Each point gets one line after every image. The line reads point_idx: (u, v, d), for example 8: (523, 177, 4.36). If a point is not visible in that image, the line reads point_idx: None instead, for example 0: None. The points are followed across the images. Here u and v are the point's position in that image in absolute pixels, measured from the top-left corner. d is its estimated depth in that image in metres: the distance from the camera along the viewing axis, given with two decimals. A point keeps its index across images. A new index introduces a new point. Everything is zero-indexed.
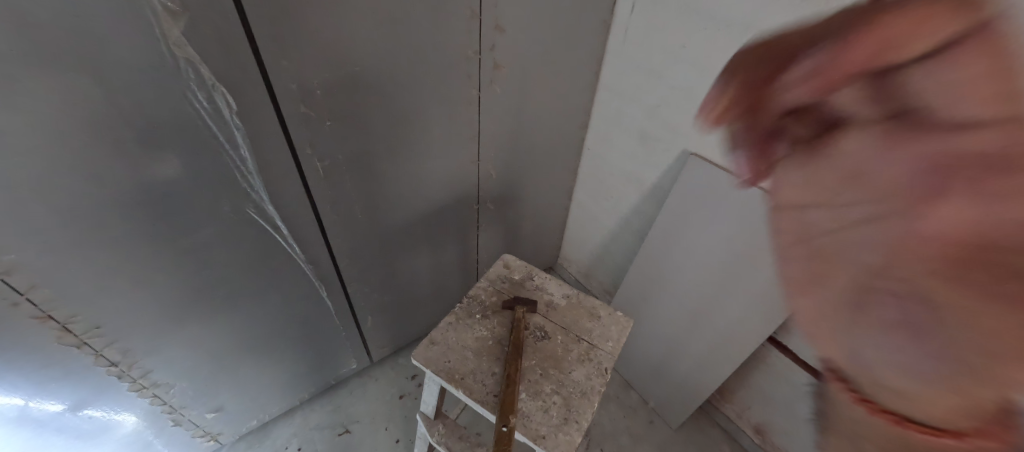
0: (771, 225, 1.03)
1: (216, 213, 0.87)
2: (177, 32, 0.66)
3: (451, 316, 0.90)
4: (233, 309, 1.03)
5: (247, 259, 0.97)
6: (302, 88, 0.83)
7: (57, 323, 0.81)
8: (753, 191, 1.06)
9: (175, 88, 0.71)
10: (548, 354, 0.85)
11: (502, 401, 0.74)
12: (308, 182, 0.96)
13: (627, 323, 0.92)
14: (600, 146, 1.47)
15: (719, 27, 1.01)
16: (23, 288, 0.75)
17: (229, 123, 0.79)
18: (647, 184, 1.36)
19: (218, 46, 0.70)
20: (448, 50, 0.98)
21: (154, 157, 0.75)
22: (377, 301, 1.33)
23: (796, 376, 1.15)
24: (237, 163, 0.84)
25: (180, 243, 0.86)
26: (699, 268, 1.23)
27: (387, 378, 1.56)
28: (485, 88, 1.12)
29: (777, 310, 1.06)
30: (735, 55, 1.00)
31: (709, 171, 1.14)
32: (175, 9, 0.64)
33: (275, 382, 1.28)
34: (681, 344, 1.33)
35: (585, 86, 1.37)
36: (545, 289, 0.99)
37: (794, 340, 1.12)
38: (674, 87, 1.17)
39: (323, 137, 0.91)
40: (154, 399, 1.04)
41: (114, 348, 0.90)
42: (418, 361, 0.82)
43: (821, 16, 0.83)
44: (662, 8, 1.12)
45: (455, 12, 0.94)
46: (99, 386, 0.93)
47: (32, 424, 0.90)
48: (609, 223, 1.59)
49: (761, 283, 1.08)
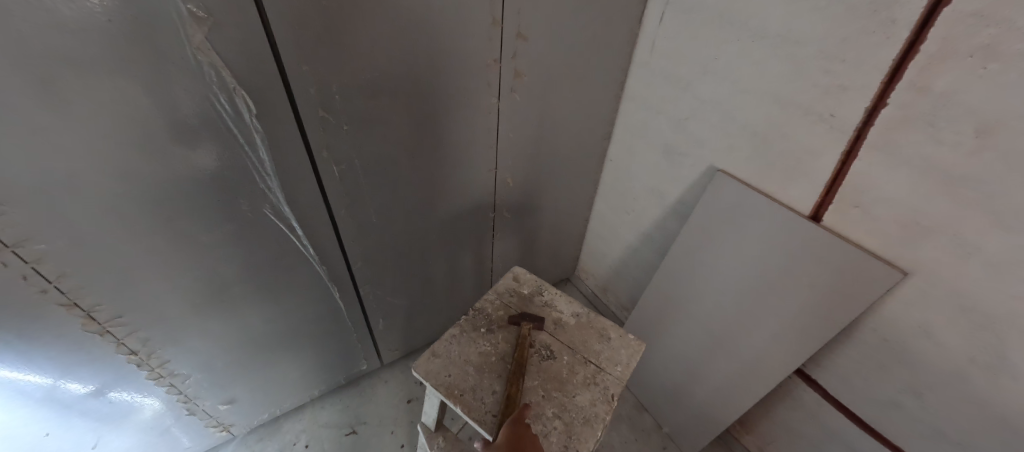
0: (803, 249, 0.97)
1: (235, 212, 0.89)
2: (201, 36, 0.68)
3: (456, 328, 0.89)
4: (248, 307, 1.05)
5: (263, 259, 0.99)
6: (321, 93, 0.84)
7: (83, 311, 0.84)
8: (785, 213, 1.00)
9: (200, 91, 0.73)
10: (551, 378, 0.82)
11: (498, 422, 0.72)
12: (325, 186, 0.97)
13: (639, 347, 0.88)
14: (623, 158, 1.44)
15: (752, 40, 0.97)
16: (52, 277, 0.78)
17: (250, 126, 0.80)
18: (669, 199, 1.32)
19: (245, 51, 0.73)
20: (473, 58, 0.98)
21: (177, 155, 0.77)
22: (389, 304, 1.33)
23: (826, 413, 1.07)
24: (257, 165, 0.85)
25: (199, 240, 0.88)
26: (720, 290, 1.17)
27: (397, 382, 1.56)
28: (506, 96, 1.10)
29: (807, 343, 0.99)
30: (769, 69, 0.95)
31: (737, 189, 1.09)
32: (202, 14, 0.67)
33: (288, 378, 1.30)
34: (700, 369, 1.26)
35: (609, 96, 1.33)
36: (556, 307, 0.96)
37: (825, 374, 1.04)
38: (703, 101, 1.12)
39: (342, 142, 0.92)
40: (170, 388, 1.07)
41: (134, 337, 0.93)
42: (418, 373, 0.81)
43: (867, 31, 0.78)
44: (693, 19, 1.08)
45: (477, 19, 0.93)
46: (120, 374, 0.97)
47: (57, 405, 0.94)
48: (629, 238, 1.54)
49: (788, 311, 1.02)
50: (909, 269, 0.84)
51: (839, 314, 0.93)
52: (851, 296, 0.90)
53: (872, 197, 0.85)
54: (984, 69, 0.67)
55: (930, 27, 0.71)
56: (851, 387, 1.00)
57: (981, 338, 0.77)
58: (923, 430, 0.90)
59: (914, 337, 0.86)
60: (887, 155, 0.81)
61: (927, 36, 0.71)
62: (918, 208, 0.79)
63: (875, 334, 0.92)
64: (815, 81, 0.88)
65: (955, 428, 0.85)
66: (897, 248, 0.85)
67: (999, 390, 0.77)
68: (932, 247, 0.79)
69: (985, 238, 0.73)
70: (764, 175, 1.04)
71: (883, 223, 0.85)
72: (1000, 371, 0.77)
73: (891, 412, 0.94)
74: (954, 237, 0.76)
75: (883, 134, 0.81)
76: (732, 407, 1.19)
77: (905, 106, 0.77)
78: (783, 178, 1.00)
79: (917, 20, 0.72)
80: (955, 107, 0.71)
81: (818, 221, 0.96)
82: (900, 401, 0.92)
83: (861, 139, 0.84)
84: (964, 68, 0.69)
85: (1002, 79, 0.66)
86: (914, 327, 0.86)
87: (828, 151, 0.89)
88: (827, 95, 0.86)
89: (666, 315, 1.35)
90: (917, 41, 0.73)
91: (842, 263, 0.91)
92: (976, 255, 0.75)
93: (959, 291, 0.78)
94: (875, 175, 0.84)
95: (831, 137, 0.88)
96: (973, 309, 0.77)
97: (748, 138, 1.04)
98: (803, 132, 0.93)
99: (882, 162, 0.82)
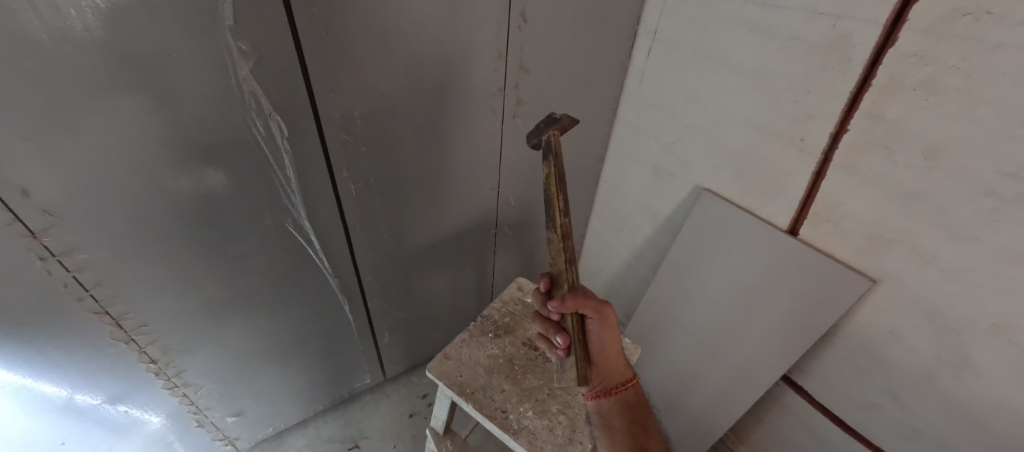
0: (784, 261, 1.06)
1: (259, 226, 0.95)
2: (245, 68, 0.77)
3: (465, 333, 0.98)
4: (265, 318, 1.10)
5: (282, 271, 1.05)
6: (344, 118, 0.92)
7: (111, 319, 0.89)
8: (765, 228, 1.09)
9: (239, 116, 0.81)
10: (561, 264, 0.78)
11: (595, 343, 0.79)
12: (343, 202, 1.04)
13: (636, 349, 1.03)
14: (616, 179, 1.53)
15: (730, 73, 1.08)
16: (89, 285, 0.83)
17: (281, 147, 0.88)
18: (660, 217, 1.41)
19: (279, 81, 0.81)
20: (479, 87, 1.08)
21: (214, 173, 0.84)
22: (395, 318, 1.38)
23: (813, 418, 1.13)
24: (284, 183, 0.93)
25: (226, 252, 0.94)
26: (710, 301, 1.24)
27: (399, 396, 1.59)
28: (508, 121, 1.20)
29: (791, 349, 1.06)
30: (746, 99, 1.06)
31: (722, 206, 1.18)
32: (247, 49, 0.75)
33: (294, 391, 1.33)
34: (694, 379, 1.32)
35: (603, 121, 1.44)
36: (544, 156, 0.79)
37: (810, 380, 1.11)
38: (689, 126, 1.22)
39: (360, 162, 1.00)
40: (182, 398, 1.10)
41: (155, 346, 0.98)
42: (431, 373, 0.89)
43: (827, 67, 0.89)
44: (677, 53, 1.20)
45: (483, 53, 1.03)
46: (137, 383, 1.00)
47: (74, 414, 0.97)
48: (623, 255, 1.62)
49: (772, 319, 1.09)
50: (877, 278, 0.92)
51: (818, 320, 1.00)
52: (828, 304, 0.98)
53: (841, 212, 0.95)
54: (926, 100, 0.77)
55: (879, 64, 0.81)
56: (835, 392, 1.06)
57: (946, 341, 0.85)
58: (900, 431, 0.96)
59: (887, 341, 0.93)
60: (851, 175, 0.91)
61: (877, 72, 0.82)
62: (881, 222, 0.89)
63: (852, 340, 0.99)
64: (786, 110, 0.98)
65: (929, 427, 0.91)
66: (866, 258, 0.93)
67: (965, 388, 0.84)
68: (896, 257, 0.88)
69: (940, 248, 0.82)
70: (745, 193, 1.13)
71: (852, 236, 0.94)
72: (964, 370, 0.84)
73: (870, 414, 1.00)
74: (915, 248, 0.85)
75: (847, 156, 0.91)
76: (724, 415, 1.25)
77: (863, 132, 0.87)
78: (762, 196, 1.09)
79: (868, 58, 0.82)
80: (905, 133, 0.81)
81: (796, 234, 1.05)
82: (879, 403, 0.98)
83: (828, 161, 0.94)
84: (909, 99, 0.79)
85: (942, 110, 0.76)
86: (886, 332, 0.93)
87: (800, 171, 1.00)
88: (797, 122, 0.97)
89: (659, 327, 1.41)
90: (869, 76, 0.83)
91: (819, 273, 0.99)
92: (934, 264, 0.83)
93: (923, 297, 0.86)
94: (842, 193, 0.94)
95: (802, 159, 0.98)
96: (937, 314, 0.85)
97: (730, 160, 1.14)
98: (778, 155, 1.03)
99: (848, 181, 0.92)
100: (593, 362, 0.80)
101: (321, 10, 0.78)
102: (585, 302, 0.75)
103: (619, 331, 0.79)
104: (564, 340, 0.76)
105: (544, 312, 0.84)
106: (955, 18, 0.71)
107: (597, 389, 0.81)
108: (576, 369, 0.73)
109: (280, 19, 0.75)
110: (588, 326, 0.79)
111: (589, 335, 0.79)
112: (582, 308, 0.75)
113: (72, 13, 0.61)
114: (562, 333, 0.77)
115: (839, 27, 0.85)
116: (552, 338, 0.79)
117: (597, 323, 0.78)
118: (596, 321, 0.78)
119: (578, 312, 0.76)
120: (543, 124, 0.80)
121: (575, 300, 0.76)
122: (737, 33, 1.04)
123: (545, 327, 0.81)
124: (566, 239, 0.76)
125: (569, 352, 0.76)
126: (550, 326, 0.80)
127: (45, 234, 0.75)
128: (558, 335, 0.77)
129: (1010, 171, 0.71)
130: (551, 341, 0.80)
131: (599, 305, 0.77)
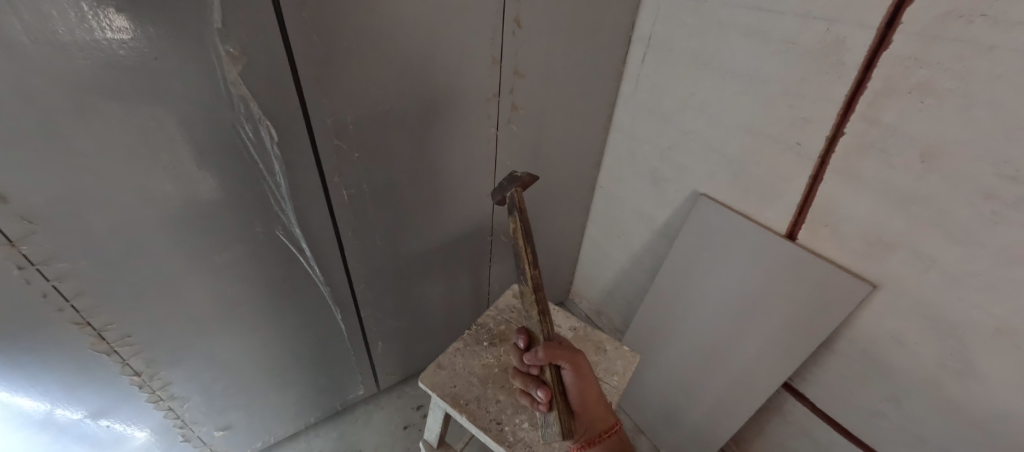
0: (783, 266, 1.04)
1: (249, 233, 0.93)
2: (234, 72, 0.75)
3: (460, 342, 0.98)
4: (253, 328, 1.07)
5: (271, 279, 1.02)
6: (336, 123, 0.91)
7: (94, 330, 0.86)
8: (763, 233, 1.08)
9: (229, 122, 0.79)
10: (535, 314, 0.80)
11: (575, 391, 0.76)
12: (335, 209, 1.02)
13: (633, 358, 1.01)
14: (612, 184, 1.52)
15: (724, 78, 1.08)
16: (70, 295, 0.81)
17: (270, 153, 0.86)
18: (657, 223, 1.39)
19: (269, 85, 0.80)
20: (473, 93, 1.07)
21: (201, 179, 0.82)
22: (389, 327, 1.35)
23: (814, 427, 1.10)
24: (274, 189, 0.91)
25: (214, 260, 0.92)
26: (709, 307, 1.23)
27: (393, 408, 1.55)
28: (503, 127, 1.18)
29: (792, 355, 1.05)
30: (741, 104, 1.06)
31: (719, 211, 1.17)
32: (236, 53, 0.74)
33: (285, 403, 1.29)
34: (693, 387, 1.29)
35: (598, 127, 1.43)
36: (510, 210, 0.84)
37: (811, 387, 1.09)
38: (684, 131, 1.22)
39: (352, 168, 0.99)
40: (168, 412, 1.07)
41: (140, 358, 0.94)
42: (424, 384, 0.89)
43: (821, 70, 0.89)
44: (671, 58, 1.20)
45: (477, 57, 1.02)
46: (119, 396, 0.97)
47: (53, 429, 0.94)
48: (620, 262, 1.61)
49: (772, 326, 1.07)
50: (878, 282, 0.91)
51: (819, 326, 0.99)
52: (828, 310, 0.97)
53: (839, 216, 0.94)
54: (922, 103, 0.77)
55: (873, 68, 0.81)
56: (837, 399, 1.04)
57: (948, 346, 0.83)
58: (905, 439, 0.94)
59: (888, 347, 0.92)
60: (847, 178, 0.91)
61: (871, 75, 0.82)
62: (879, 226, 0.88)
63: (854, 346, 0.98)
64: (781, 114, 0.98)
65: (933, 435, 0.89)
66: (866, 262, 0.92)
67: (970, 395, 0.82)
68: (896, 261, 0.87)
69: (941, 251, 0.81)
70: (742, 198, 1.13)
71: (851, 240, 0.93)
72: (968, 376, 0.82)
73: (874, 422, 0.98)
74: (914, 252, 0.84)
75: (844, 160, 0.90)
76: (724, 424, 1.22)
77: (860, 135, 0.86)
78: (760, 201, 1.09)
79: (862, 62, 0.83)
80: (902, 136, 0.81)
81: (794, 239, 1.04)
82: (883, 411, 0.96)
83: (825, 165, 0.93)
84: (905, 101, 0.79)
85: (937, 112, 0.76)
86: (888, 338, 0.91)
87: (798, 175, 0.99)
88: (793, 126, 0.97)
89: (658, 334, 1.40)
90: (864, 79, 0.83)
91: (818, 278, 0.98)
92: (934, 267, 0.82)
93: (925, 301, 0.85)
94: (840, 197, 0.93)
95: (799, 163, 0.98)
96: (938, 318, 0.84)
97: (726, 165, 1.13)
98: (775, 159, 1.02)
99: (844, 185, 0.91)
100: (574, 413, 0.76)
101: (312, 14, 0.77)
102: (557, 352, 0.74)
103: (595, 376, 0.76)
104: (545, 395, 0.76)
105: (522, 367, 0.84)
106: (949, 20, 0.71)
107: (582, 439, 0.75)
108: (560, 423, 0.73)
109: (270, 23, 0.74)
110: (565, 379, 0.76)
111: (568, 387, 0.77)
112: (556, 359, 0.74)
113: (55, 15, 0.60)
114: (542, 386, 0.77)
115: (833, 31, 0.85)
116: (533, 393, 0.80)
117: (572, 373, 0.75)
118: (571, 372, 0.75)
119: (553, 363, 0.75)
120: (506, 182, 0.86)
121: (549, 351, 0.75)
122: (731, 38, 1.04)
123: (525, 384, 0.81)
124: (538, 290, 0.79)
125: (551, 405, 0.77)
126: (530, 381, 0.81)
127: (24, 241, 0.72)
128: (539, 390, 0.77)
129: (1009, 173, 0.70)
130: (533, 396, 0.80)
131: (572, 353, 0.75)
